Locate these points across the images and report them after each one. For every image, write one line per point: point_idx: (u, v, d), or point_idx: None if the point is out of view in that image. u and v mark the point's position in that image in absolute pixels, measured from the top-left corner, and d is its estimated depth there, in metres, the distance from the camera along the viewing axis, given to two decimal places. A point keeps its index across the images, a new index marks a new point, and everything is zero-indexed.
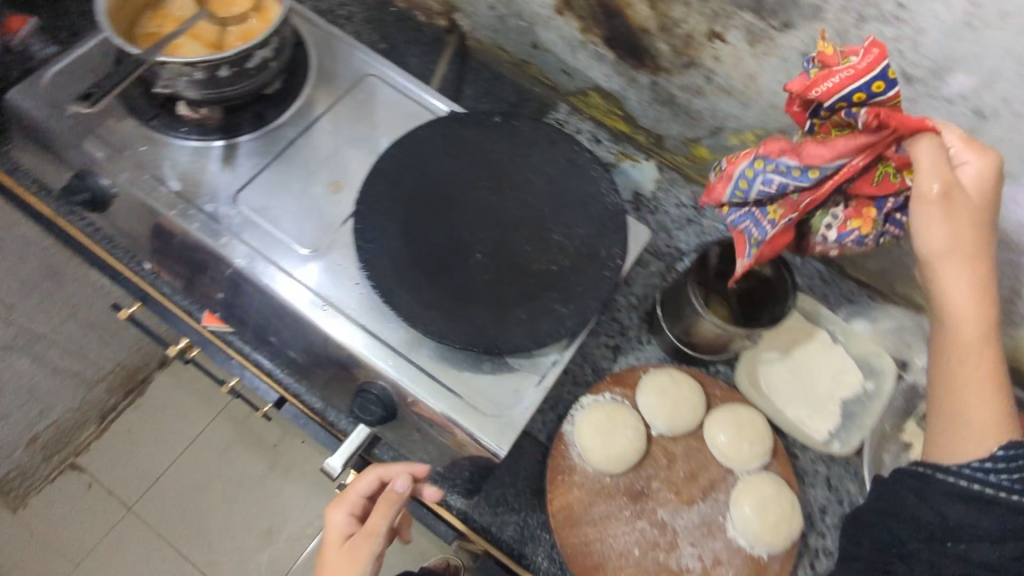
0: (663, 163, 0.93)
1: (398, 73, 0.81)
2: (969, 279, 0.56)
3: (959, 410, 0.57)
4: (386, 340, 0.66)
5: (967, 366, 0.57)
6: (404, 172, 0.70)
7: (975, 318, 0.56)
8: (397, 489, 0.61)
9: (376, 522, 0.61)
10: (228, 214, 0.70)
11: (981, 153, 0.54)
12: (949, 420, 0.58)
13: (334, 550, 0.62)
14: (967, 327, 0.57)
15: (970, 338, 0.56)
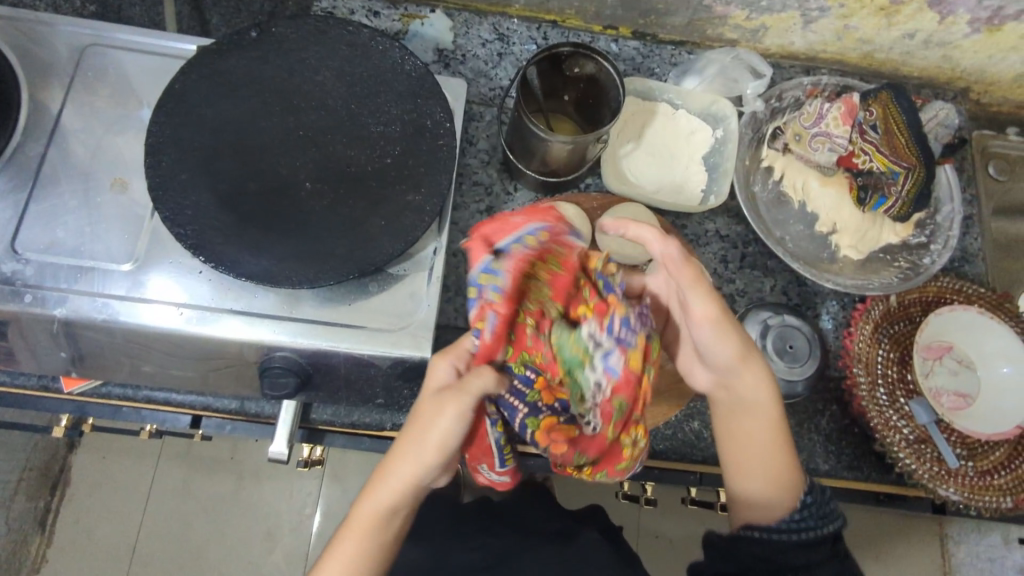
0: (449, 8, 0.86)
1: (121, 31, 0.69)
2: (757, 379, 0.59)
3: (737, 479, 0.60)
4: (261, 312, 0.61)
5: (744, 425, 0.60)
6: (183, 135, 0.61)
7: (741, 383, 0.59)
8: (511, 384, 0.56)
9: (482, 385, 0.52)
10: (17, 269, 0.60)
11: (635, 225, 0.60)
12: (746, 475, 0.60)
13: (431, 407, 0.53)
14: (742, 413, 0.60)
15: (756, 418, 0.59)
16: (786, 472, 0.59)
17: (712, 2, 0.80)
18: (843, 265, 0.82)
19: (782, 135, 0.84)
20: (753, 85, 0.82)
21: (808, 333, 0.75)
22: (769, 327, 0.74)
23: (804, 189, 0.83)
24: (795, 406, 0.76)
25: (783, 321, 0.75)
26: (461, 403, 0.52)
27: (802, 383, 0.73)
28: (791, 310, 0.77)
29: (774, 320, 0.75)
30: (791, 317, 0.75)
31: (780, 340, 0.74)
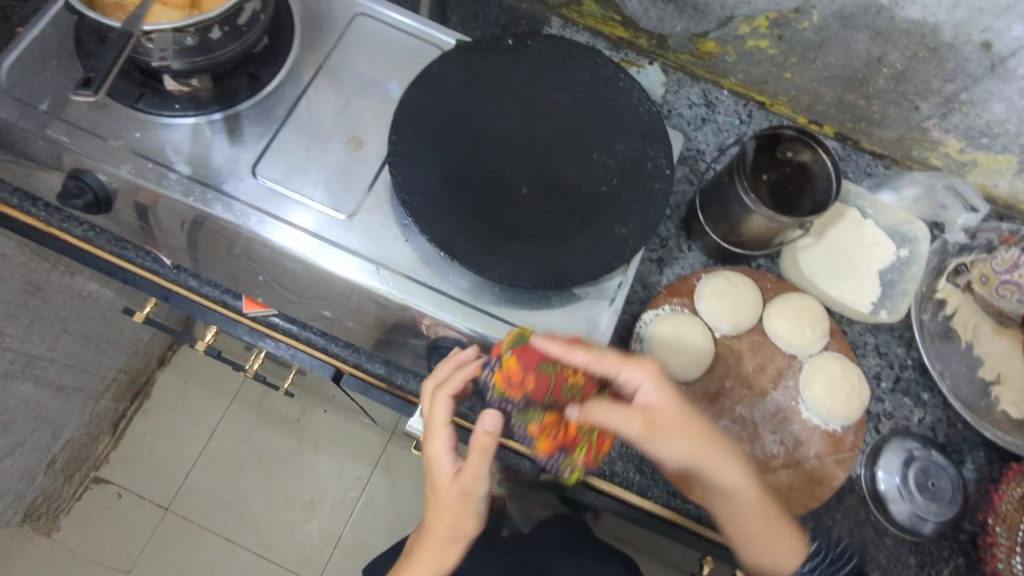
0: (667, 65, 0.90)
1: (389, 7, 0.74)
2: (736, 469, 0.64)
3: (755, 552, 0.66)
4: (451, 293, 0.64)
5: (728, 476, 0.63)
6: (429, 114, 0.66)
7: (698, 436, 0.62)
8: (486, 429, 0.58)
9: (478, 466, 0.60)
10: (251, 190, 0.65)
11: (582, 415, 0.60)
12: (755, 543, 0.65)
13: (444, 495, 0.63)
14: (724, 474, 0.63)
15: (731, 475, 0.63)
16: (779, 518, 0.65)
17: (931, 125, 0.81)
18: (998, 419, 0.77)
19: (966, 272, 0.81)
20: (963, 216, 0.81)
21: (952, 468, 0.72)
22: (912, 455, 0.72)
23: (975, 331, 0.81)
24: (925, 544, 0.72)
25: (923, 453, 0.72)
26: (467, 503, 0.62)
27: (926, 520, 0.70)
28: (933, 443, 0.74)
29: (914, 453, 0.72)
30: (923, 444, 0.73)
31: (907, 473, 0.71)
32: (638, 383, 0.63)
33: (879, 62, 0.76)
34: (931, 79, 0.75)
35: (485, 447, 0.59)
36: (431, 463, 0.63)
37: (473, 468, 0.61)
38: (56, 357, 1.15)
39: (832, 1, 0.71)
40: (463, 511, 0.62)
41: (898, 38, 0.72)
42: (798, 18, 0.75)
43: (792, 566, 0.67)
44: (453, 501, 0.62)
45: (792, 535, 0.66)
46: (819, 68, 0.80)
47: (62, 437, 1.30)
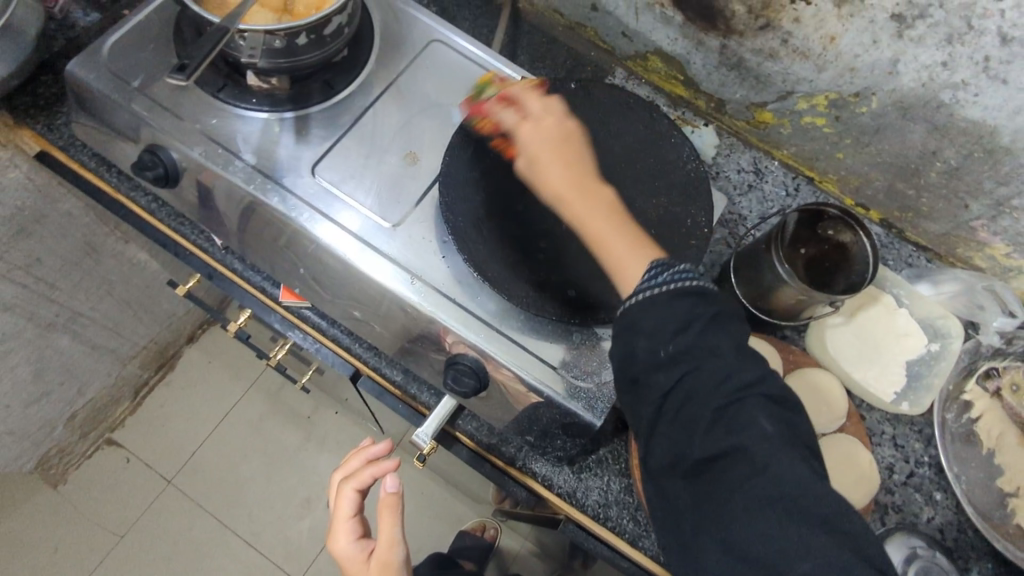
0: (722, 129, 0.92)
1: (463, 39, 0.78)
2: (608, 234, 0.62)
3: (606, 255, 0.62)
4: (477, 313, 0.66)
5: (559, 171, 0.64)
6: (485, 142, 0.69)
7: (566, 148, 0.66)
8: (389, 489, 0.66)
9: (390, 529, 0.67)
10: (306, 187, 0.69)
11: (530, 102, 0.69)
12: (605, 247, 0.62)
13: (364, 574, 0.68)
14: (575, 204, 0.64)
15: (557, 183, 0.64)
16: (646, 239, 0.62)
17: (979, 225, 0.80)
18: (1013, 533, 0.74)
19: (997, 377, 0.79)
20: (1000, 320, 0.81)
21: (732, 355, 0.53)
22: (691, 358, 0.53)
23: (1000, 439, 0.78)
24: (731, 321, 0.55)
25: (662, 338, 0.54)
26: (387, 574, 0.67)
27: (666, 273, 0.56)
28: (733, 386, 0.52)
29: (703, 370, 0.53)
30: (648, 293, 0.55)
31: (633, 357, 0.55)
32: (552, 171, 0.65)
33: (933, 156, 0.76)
34: (983, 180, 0.75)
35: (389, 503, 0.66)
36: (341, 558, 0.68)
37: (385, 535, 0.67)
38: (96, 317, 1.20)
39: (893, 90, 0.72)
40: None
41: (955, 136, 0.73)
42: (857, 102, 0.76)
43: (638, 277, 0.59)
44: None
45: (648, 252, 0.61)
46: (873, 153, 0.81)
47: (86, 394, 1.34)
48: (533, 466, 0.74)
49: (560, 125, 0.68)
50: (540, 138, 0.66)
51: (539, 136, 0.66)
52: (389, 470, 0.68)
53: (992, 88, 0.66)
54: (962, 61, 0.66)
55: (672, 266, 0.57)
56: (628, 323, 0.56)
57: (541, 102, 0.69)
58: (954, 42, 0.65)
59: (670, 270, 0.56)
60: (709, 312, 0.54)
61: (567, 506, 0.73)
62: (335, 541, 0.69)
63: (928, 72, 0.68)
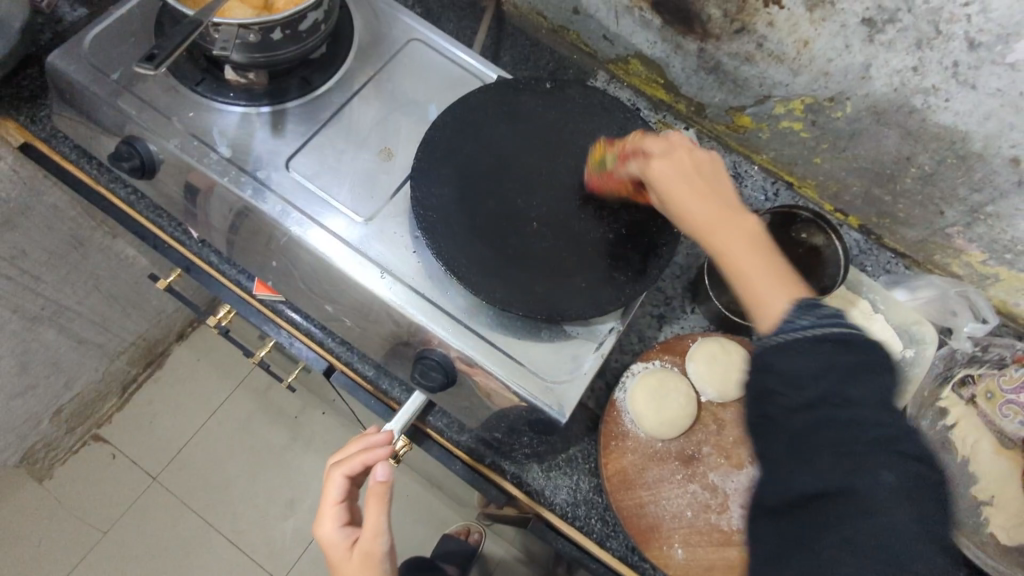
0: (702, 133, 0.92)
1: (442, 38, 0.79)
2: (756, 269, 0.51)
3: (746, 287, 0.51)
4: (446, 308, 0.66)
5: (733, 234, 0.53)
6: (458, 139, 0.70)
7: (698, 188, 0.55)
8: (378, 478, 0.61)
9: (375, 520, 0.61)
10: (281, 180, 0.69)
11: (664, 151, 0.58)
12: (744, 277, 0.51)
13: (346, 564, 0.62)
14: (722, 233, 0.53)
15: (700, 218, 0.54)
16: (794, 272, 0.50)
17: (955, 232, 0.80)
18: (985, 542, 0.73)
19: (972, 385, 0.79)
20: (972, 324, 0.80)
21: (874, 409, 0.43)
22: (820, 399, 0.44)
23: (974, 446, 0.77)
24: (871, 376, 0.44)
25: (792, 385, 0.45)
26: (368, 567, 0.61)
27: (811, 316, 0.46)
28: (830, 400, 0.44)
29: (796, 359, 0.45)
30: (793, 336, 0.46)
31: (772, 394, 0.46)
32: (692, 207, 0.55)
33: (907, 161, 0.76)
34: (957, 187, 0.75)
35: (377, 492, 0.61)
36: (325, 545, 0.64)
37: (370, 524, 0.61)
38: (83, 311, 1.21)
39: (867, 94, 0.73)
40: (369, 574, 0.61)
41: (928, 141, 0.73)
42: (832, 106, 0.77)
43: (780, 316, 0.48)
44: (354, 570, 0.61)
45: (800, 287, 0.50)
46: (849, 158, 0.81)
47: (73, 389, 1.35)
48: (501, 464, 0.73)
49: (690, 156, 0.58)
50: (671, 172, 0.57)
51: (671, 170, 0.57)
52: (382, 457, 0.64)
53: (962, 93, 0.66)
54: (931, 66, 0.66)
55: (833, 315, 0.46)
56: (761, 363, 0.47)
57: (663, 138, 0.60)
58: (923, 46, 0.65)
59: (813, 311, 0.46)
60: (846, 366, 0.44)
61: (535, 504, 0.72)
62: (319, 527, 0.65)
63: (899, 76, 0.69)
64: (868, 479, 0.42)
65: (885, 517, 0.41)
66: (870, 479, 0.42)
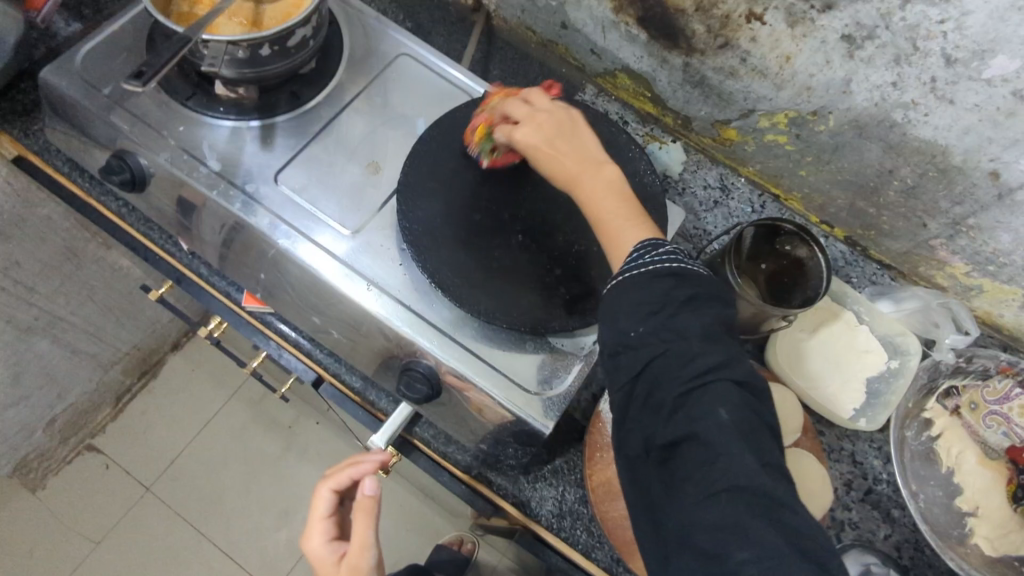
0: (689, 145, 0.93)
1: (431, 53, 0.80)
2: (613, 208, 0.60)
3: (610, 243, 0.59)
4: (432, 321, 0.67)
5: (591, 180, 0.61)
6: (444, 153, 0.71)
7: (558, 146, 0.63)
8: (366, 492, 0.63)
9: (363, 532, 0.62)
10: (269, 194, 0.70)
11: (553, 110, 0.66)
12: (605, 230, 0.59)
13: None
14: (584, 179, 0.61)
15: (566, 170, 0.62)
16: (642, 214, 0.60)
17: (938, 244, 0.81)
18: (969, 552, 0.74)
19: (956, 395, 0.80)
20: (954, 336, 0.80)
21: (699, 339, 0.51)
22: (656, 343, 0.52)
23: (958, 458, 0.78)
24: (644, 306, 0.53)
25: (638, 320, 0.52)
26: None
27: (646, 256, 0.55)
28: (656, 337, 0.52)
29: (631, 292, 0.53)
30: (634, 273, 0.54)
31: (639, 343, 0.52)
32: (562, 151, 0.62)
33: (889, 174, 0.77)
34: (939, 199, 0.76)
35: (364, 502, 0.63)
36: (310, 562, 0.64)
37: (358, 537, 0.62)
38: (76, 321, 1.21)
39: (848, 109, 0.74)
40: None
41: (910, 155, 0.74)
42: (815, 120, 0.78)
43: (628, 249, 0.58)
44: None
45: (645, 226, 0.59)
46: (833, 171, 0.82)
47: (66, 399, 1.35)
48: (488, 475, 0.74)
49: (549, 120, 0.64)
50: (536, 138, 0.63)
51: (532, 134, 0.63)
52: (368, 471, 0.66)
53: (941, 108, 0.67)
54: (910, 81, 0.67)
55: (664, 252, 0.55)
56: (613, 310, 0.54)
57: (548, 101, 0.67)
58: (902, 62, 0.66)
59: (654, 251, 0.55)
60: (701, 311, 0.52)
61: (521, 515, 0.73)
62: (304, 544, 0.66)
63: (879, 91, 0.70)
64: (709, 420, 0.48)
65: (741, 454, 0.47)
66: (706, 409, 0.49)
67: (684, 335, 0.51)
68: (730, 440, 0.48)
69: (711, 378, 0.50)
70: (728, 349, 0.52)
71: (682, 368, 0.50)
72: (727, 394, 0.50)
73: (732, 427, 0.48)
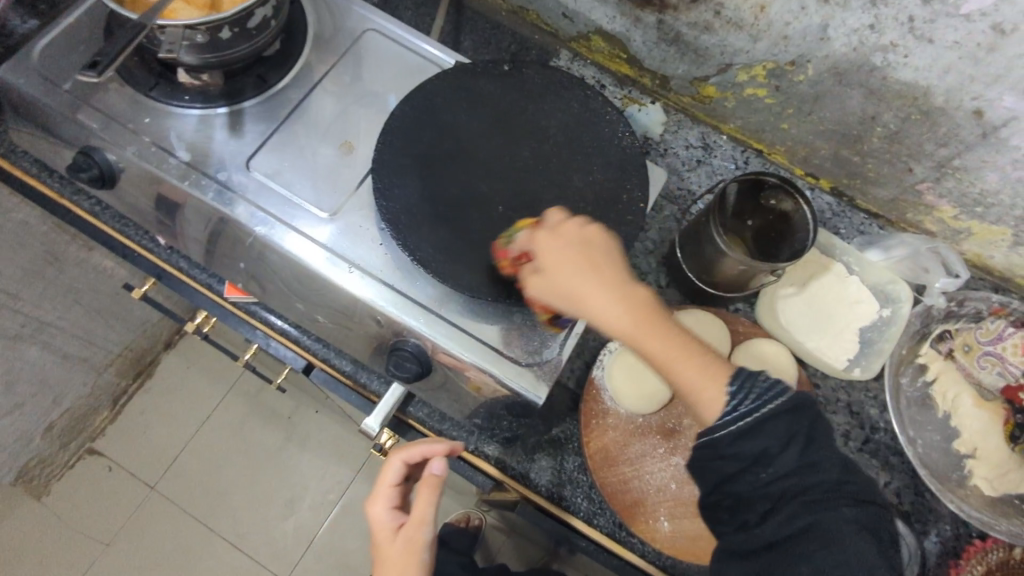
0: (668, 105, 0.92)
1: (398, 26, 0.78)
2: (678, 340, 0.58)
3: (677, 382, 0.57)
4: (417, 299, 0.66)
5: (631, 319, 0.58)
6: (418, 127, 0.69)
7: (594, 266, 0.59)
8: (434, 470, 0.64)
9: (425, 508, 0.64)
10: (242, 181, 0.69)
11: (550, 228, 0.61)
12: (684, 389, 0.57)
13: (390, 546, 0.63)
14: (621, 317, 0.58)
15: (605, 303, 0.58)
16: (705, 347, 0.59)
17: (925, 188, 0.80)
18: (969, 493, 0.74)
19: (949, 339, 0.80)
20: (943, 280, 0.78)
21: (806, 446, 0.54)
22: (775, 478, 0.54)
23: (954, 401, 0.78)
24: (825, 435, 0.55)
25: (762, 461, 0.54)
26: (409, 552, 0.62)
27: (751, 395, 0.56)
28: (800, 465, 0.54)
29: (744, 442, 0.54)
30: (736, 425, 0.54)
31: (758, 459, 0.54)
32: (596, 301, 0.58)
33: (872, 121, 0.76)
34: (924, 143, 0.75)
35: (433, 479, 0.64)
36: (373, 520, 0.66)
37: (419, 512, 0.64)
38: (64, 326, 1.20)
39: (827, 56, 0.72)
40: (409, 560, 0.62)
41: (891, 99, 0.73)
42: (794, 70, 0.76)
43: (719, 402, 0.56)
44: (398, 551, 0.63)
45: (724, 367, 0.58)
46: (815, 121, 0.81)
47: (62, 405, 1.35)
48: (485, 449, 0.74)
49: (582, 240, 0.61)
50: (570, 247, 0.60)
51: (563, 245, 0.60)
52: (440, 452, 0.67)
53: (920, 48, 0.66)
54: (888, 23, 0.66)
55: (767, 381, 0.56)
56: (711, 444, 0.56)
57: (557, 217, 0.62)
58: (878, 3, 0.65)
59: (758, 385, 0.56)
60: (804, 428, 0.54)
61: (521, 487, 0.73)
62: (369, 505, 0.66)
63: (857, 35, 0.68)
64: (828, 514, 0.52)
65: (855, 539, 0.51)
66: (831, 513, 0.52)
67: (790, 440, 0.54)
68: (853, 541, 0.51)
69: (837, 492, 0.53)
70: (834, 458, 0.54)
71: (797, 472, 0.53)
72: (855, 480, 0.54)
73: (855, 525, 0.52)
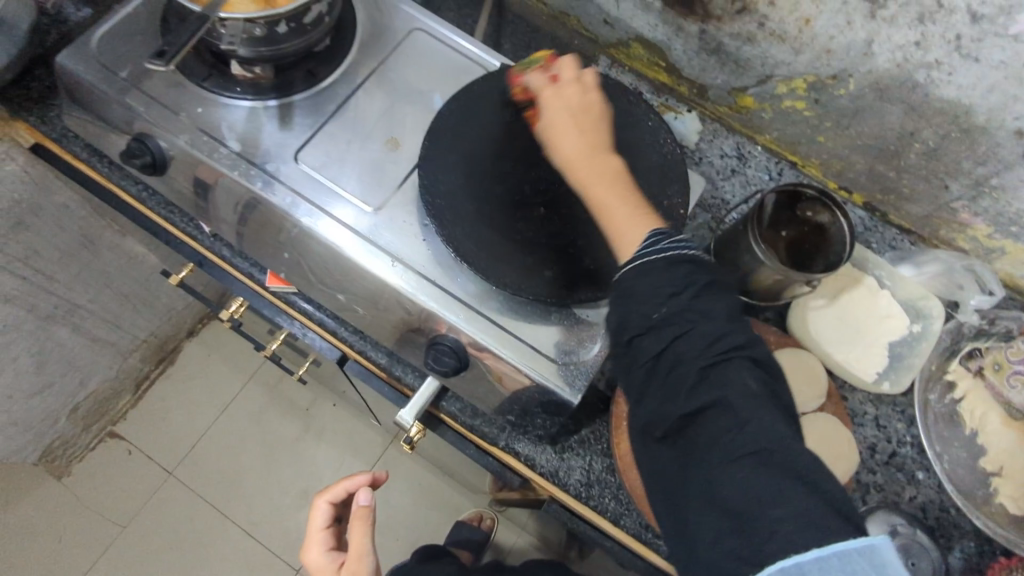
0: (705, 115, 0.92)
1: (444, 27, 0.80)
2: (621, 185, 0.62)
3: (607, 221, 0.60)
4: (457, 294, 0.67)
5: (582, 154, 0.63)
6: (463, 127, 0.70)
7: (583, 122, 0.64)
8: (360, 503, 0.68)
9: (359, 541, 0.67)
10: (290, 172, 0.70)
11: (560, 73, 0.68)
12: (605, 213, 0.61)
13: None
14: (581, 166, 0.63)
15: (574, 149, 0.63)
16: (647, 209, 0.61)
17: (960, 206, 0.81)
18: (995, 511, 0.74)
19: (979, 357, 0.80)
20: (978, 298, 0.80)
21: (722, 318, 0.53)
22: (674, 329, 0.53)
23: (982, 419, 0.78)
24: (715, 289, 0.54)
25: (658, 300, 0.53)
26: None
27: (658, 244, 0.56)
28: (686, 312, 0.53)
29: (642, 281, 0.54)
30: (646, 261, 0.55)
31: (631, 314, 0.54)
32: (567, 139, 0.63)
33: (911, 137, 0.77)
34: (962, 160, 0.75)
35: (359, 512, 0.68)
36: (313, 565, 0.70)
37: (354, 546, 0.67)
38: (95, 309, 1.22)
39: (869, 71, 0.73)
40: None
41: (932, 116, 0.73)
42: (835, 84, 0.77)
43: (634, 244, 0.58)
44: None
45: (651, 222, 0.60)
46: (852, 135, 0.82)
47: (88, 387, 1.37)
48: (515, 446, 0.75)
49: (579, 97, 0.66)
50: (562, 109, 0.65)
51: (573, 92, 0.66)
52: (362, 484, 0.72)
53: (965, 66, 0.67)
54: (934, 40, 0.66)
55: (669, 240, 0.57)
56: (625, 291, 0.55)
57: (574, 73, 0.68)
58: (926, 20, 0.65)
59: (669, 239, 0.57)
60: (699, 277, 0.54)
61: (550, 485, 0.73)
62: (307, 551, 0.71)
63: (902, 52, 0.69)
64: (728, 388, 0.50)
65: (764, 412, 0.49)
66: (729, 375, 0.51)
67: (700, 313, 0.53)
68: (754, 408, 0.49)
69: (731, 353, 0.52)
70: (731, 318, 0.54)
71: (704, 340, 0.52)
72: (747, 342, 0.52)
73: (755, 393, 0.50)
